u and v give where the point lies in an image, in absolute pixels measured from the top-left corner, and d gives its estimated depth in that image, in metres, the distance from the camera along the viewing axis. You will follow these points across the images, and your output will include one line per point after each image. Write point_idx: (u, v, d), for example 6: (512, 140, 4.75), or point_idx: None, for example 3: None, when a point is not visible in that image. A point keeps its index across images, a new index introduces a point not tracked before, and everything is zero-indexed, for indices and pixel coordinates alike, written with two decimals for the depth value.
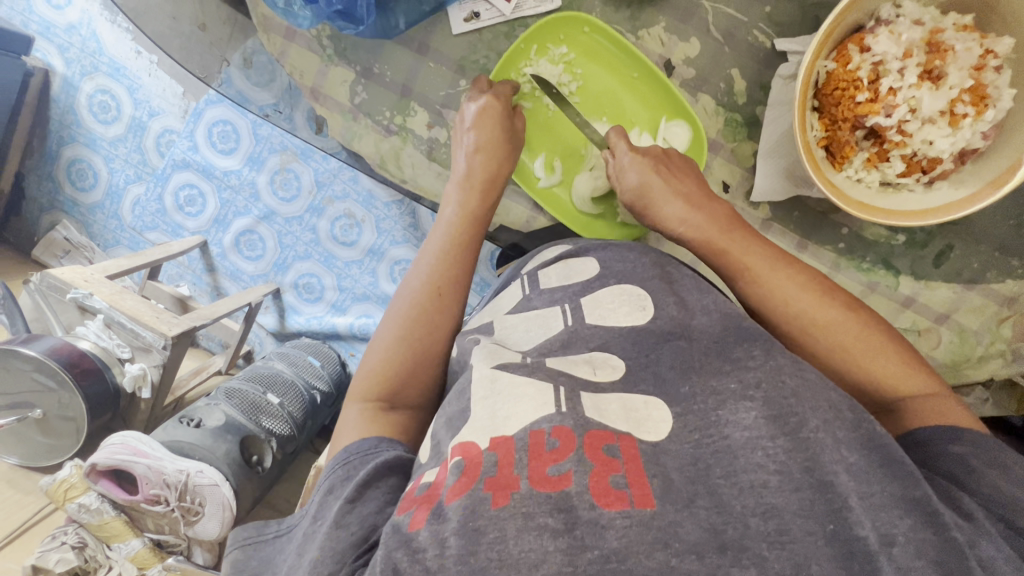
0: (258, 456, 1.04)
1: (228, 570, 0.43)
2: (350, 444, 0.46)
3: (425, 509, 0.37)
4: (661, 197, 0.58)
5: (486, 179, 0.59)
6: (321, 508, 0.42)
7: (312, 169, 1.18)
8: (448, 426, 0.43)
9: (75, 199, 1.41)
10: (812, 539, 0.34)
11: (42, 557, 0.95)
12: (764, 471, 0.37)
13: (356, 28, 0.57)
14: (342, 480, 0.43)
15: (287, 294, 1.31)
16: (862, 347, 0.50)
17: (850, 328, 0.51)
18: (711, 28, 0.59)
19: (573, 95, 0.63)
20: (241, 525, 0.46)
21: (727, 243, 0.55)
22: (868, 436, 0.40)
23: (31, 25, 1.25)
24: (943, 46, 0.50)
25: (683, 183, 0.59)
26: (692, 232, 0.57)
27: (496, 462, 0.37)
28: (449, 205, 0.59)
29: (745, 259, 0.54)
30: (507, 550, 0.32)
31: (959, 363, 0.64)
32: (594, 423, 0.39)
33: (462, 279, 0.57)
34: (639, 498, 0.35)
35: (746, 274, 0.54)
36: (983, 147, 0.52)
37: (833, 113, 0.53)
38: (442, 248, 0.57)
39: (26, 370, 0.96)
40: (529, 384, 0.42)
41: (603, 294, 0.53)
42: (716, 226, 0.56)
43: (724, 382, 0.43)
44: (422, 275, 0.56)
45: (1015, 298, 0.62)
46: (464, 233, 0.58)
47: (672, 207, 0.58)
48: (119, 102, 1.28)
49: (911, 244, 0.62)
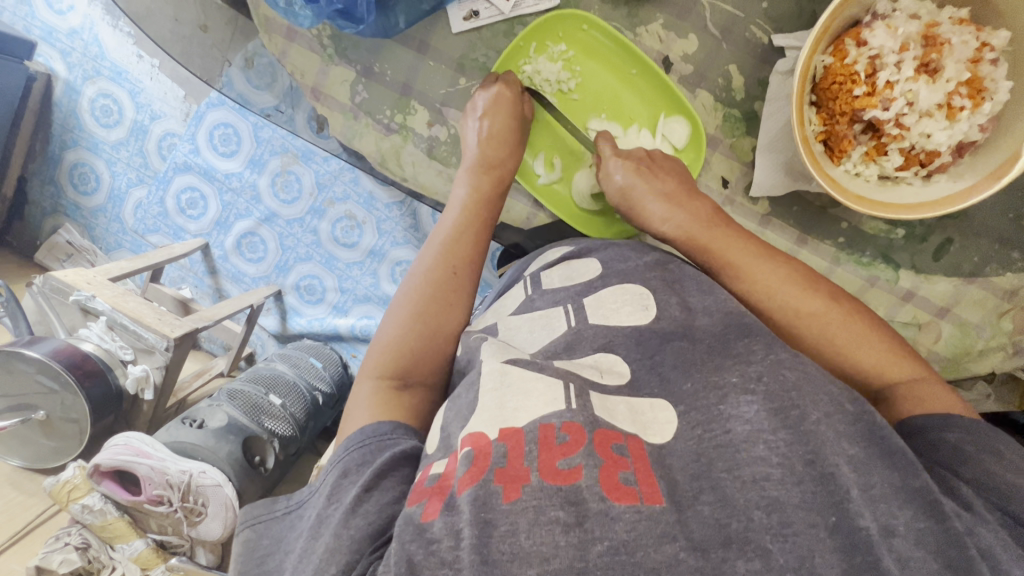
0: (261, 457, 1.05)
1: (240, 549, 0.43)
2: (365, 425, 0.46)
3: (437, 500, 0.37)
4: (643, 196, 0.59)
5: (497, 164, 0.61)
6: (336, 491, 0.42)
7: (313, 171, 1.19)
8: (458, 417, 0.43)
9: (77, 203, 1.41)
10: (815, 532, 0.34)
11: (46, 557, 0.96)
12: (766, 463, 0.37)
13: (356, 27, 0.58)
14: (358, 466, 0.43)
15: (289, 296, 1.31)
16: (846, 336, 0.51)
17: (832, 321, 0.51)
18: (708, 25, 0.59)
19: (572, 93, 0.64)
20: (251, 504, 0.46)
21: (709, 237, 0.56)
22: (870, 426, 0.41)
23: (34, 30, 1.26)
24: (938, 40, 0.50)
25: (664, 181, 0.59)
26: (675, 227, 0.58)
27: (505, 454, 0.37)
28: (459, 187, 0.60)
29: (728, 254, 0.55)
30: (518, 543, 0.33)
31: (959, 357, 0.64)
32: (603, 422, 0.39)
33: (474, 264, 0.57)
34: (648, 494, 0.35)
35: (728, 269, 0.55)
36: (979, 140, 0.52)
37: (830, 107, 0.53)
38: (455, 232, 0.58)
39: (29, 372, 0.96)
40: (539, 380, 0.42)
41: (606, 294, 0.53)
42: (699, 221, 0.57)
43: (725, 376, 0.43)
44: (435, 256, 0.56)
45: (1016, 291, 0.62)
46: (477, 218, 0.59)
47: (656, 205, 0.58)
48: (120, 106, 1.29)
49: (910, 238, 0.62)
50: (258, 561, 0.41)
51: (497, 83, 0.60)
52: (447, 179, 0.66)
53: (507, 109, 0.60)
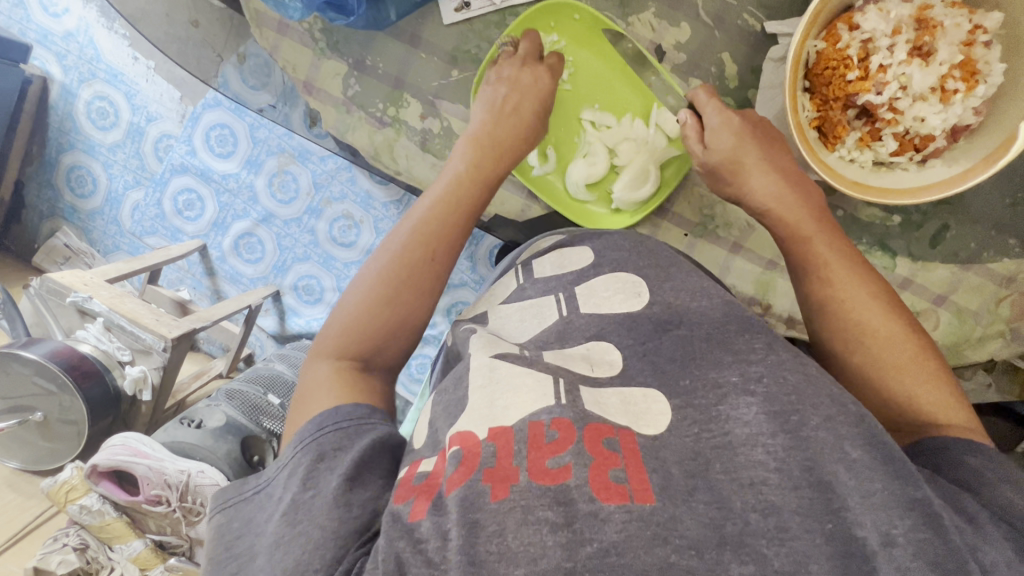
0: (260, 456, 1.03)
1: (211, 533, 0.42)
2: (337, 406, 0.45)
3: (425, 499, 0.36)
4: (751, 166, 0.56)
5: (495, 142, 0.57)
6: (311, 476, 0.40)
7: (310, 170, 1.19)
8: (446, 414, 0.43)
9: (74, 205, 1.41)
10: (811, 537, 0.34)
11: (44, 558, 0.96)
12: (763, 468, 0.37)
13: (347, 19, 0.58)
14: (334, 449, 0.42)
15: (286, 296, 1.31)
16: (911, 365, 0.48)
17: (903, 348, 0.49)
18: (700, 13, 0.59)
19: (564, 83, 0.63)
20: (221, 488, 0.45)
21: (813, 233, 0.54)
22: (869, 432, 0.39)
23: (29, 33, 1.26)
24: (931, 22, 0.50)
25: (777, 157, 0.56)
26: (775, 204, 0.55)
27: (494, 454, 0.37)
28: (455, 160, 0.57)
29: (825, 254, 0.53)
30: (505, 543, 0.32)
31: (959, 344, 0.64)
32: (595, 417, 0.39)
33: (453, 244, 0.54)
34: (639, 493, 0.35)
35: (821, 268, 0.53)
36: (975, 123, 0.52)
37: (823, 92, 0.53)
38: (439, 206, 0.54)
39: (26, 374, 0.96)
40: (528, 376, 0.42)
41: (597, 283, 0.53)
42: (809, 213, 0.54)
43: (725, 375, 0.42)
44: (410, 232, 0.53)
45: (1014, 277, 0.62)
46: (464, 197, 0.55)
47: (761, 179, 0.56)
48: (116, 108, 1.29)
49: (906, 225, 0.62)
50: (227, 544, 0.41)
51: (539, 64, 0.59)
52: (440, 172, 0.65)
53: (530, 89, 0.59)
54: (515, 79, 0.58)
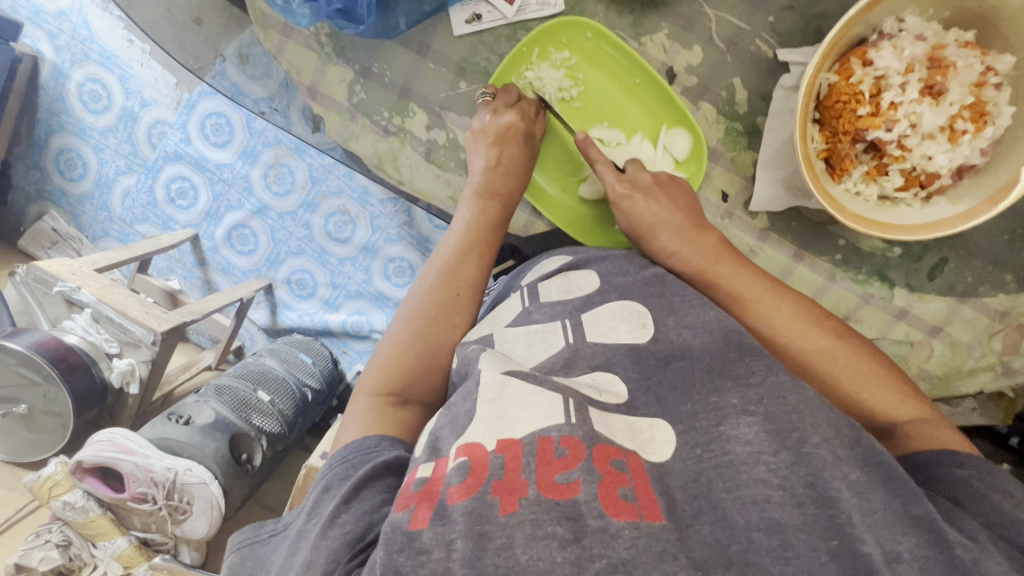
0: (248, 455, 1.03)
1: (225, 572, 0.42)
2: (352, 441, 0.46)
3: (426, 506, 0.36)
4: (656, 228, 0.57)
5: (501, 195, 0.59)
6: (316, 506, 0.41)
7: (307, 164, 1.17)
8: (451, 424, 0.42)
9: (63, 189, 1.39)
10: (816, 554, 0.34)
11: (26, 555, 0.96)
12: (767, 486, 0.37)
13: (356, 28, 0.57)
14: (339, 480, 0.42)
15: (279, 290, 1.30)
16: (855, 376, 0.49)
17: (838, 357, 0.50)
18: (713, 36, 0.59)
19: (574, 101, 0.63)
20: (238, 529, 0.45)
21: (719, 272, 0.54)
22: (868, 453, 0.40)
23: (20, 10, 1.22)
24: (944, 62, 0.50)
25: (673, 211, 0.57)
26: (684, 263, 0.56)
27: (502, 466, 0.36)
28: (463, 209, 0.60)
29: (736, 287, 0.53)
30: (513, 557, 0.32)
31: (950, 376, 0.65)
32: (602, 437, 0.39)
33: (477, 288, 0.57)
34: (647, 510, 0.35)
35: (735, 303, 0.53)
36: (980, 163, 0.52)
37: (834, 125, 0.53)
38: (458, 249, 0.57)
39: (10, 364, 0.94)
40: (538, 393, 0.41)
41: (604, 310, 0.51)
42: (711, 254, 0.55)
43: (725, 398, 0.42)
44: (437, 276, 0.56)
45: (1007, 311, 0.62)
46: (479, 240, 0.58)
47: (665, 236, 0.57)
48: (109, 91, 1.26)
49: (906, 257, 0.62)
50: None
51: (513, 110, 0.59)
52: (444, 184, 0.65)
53: (512, 139, 0.58)
54: (494, 129, 0.58)
